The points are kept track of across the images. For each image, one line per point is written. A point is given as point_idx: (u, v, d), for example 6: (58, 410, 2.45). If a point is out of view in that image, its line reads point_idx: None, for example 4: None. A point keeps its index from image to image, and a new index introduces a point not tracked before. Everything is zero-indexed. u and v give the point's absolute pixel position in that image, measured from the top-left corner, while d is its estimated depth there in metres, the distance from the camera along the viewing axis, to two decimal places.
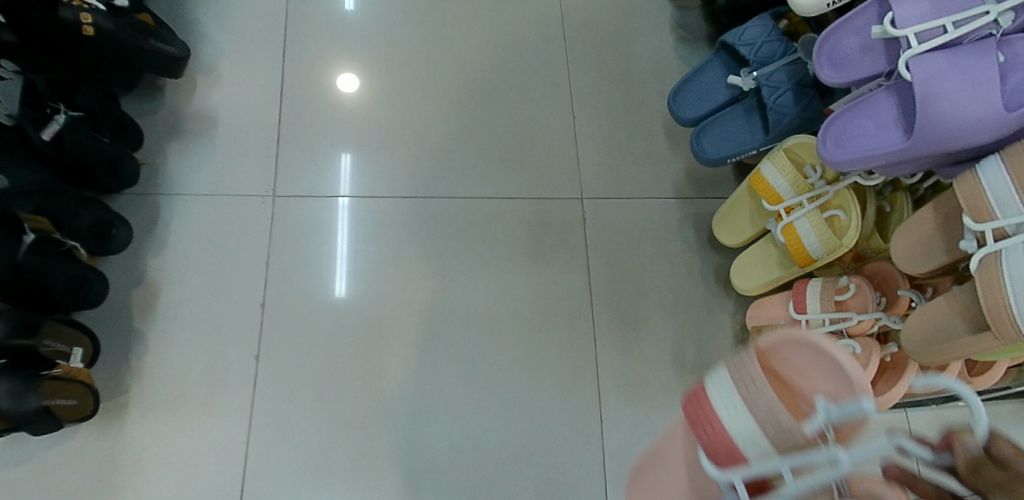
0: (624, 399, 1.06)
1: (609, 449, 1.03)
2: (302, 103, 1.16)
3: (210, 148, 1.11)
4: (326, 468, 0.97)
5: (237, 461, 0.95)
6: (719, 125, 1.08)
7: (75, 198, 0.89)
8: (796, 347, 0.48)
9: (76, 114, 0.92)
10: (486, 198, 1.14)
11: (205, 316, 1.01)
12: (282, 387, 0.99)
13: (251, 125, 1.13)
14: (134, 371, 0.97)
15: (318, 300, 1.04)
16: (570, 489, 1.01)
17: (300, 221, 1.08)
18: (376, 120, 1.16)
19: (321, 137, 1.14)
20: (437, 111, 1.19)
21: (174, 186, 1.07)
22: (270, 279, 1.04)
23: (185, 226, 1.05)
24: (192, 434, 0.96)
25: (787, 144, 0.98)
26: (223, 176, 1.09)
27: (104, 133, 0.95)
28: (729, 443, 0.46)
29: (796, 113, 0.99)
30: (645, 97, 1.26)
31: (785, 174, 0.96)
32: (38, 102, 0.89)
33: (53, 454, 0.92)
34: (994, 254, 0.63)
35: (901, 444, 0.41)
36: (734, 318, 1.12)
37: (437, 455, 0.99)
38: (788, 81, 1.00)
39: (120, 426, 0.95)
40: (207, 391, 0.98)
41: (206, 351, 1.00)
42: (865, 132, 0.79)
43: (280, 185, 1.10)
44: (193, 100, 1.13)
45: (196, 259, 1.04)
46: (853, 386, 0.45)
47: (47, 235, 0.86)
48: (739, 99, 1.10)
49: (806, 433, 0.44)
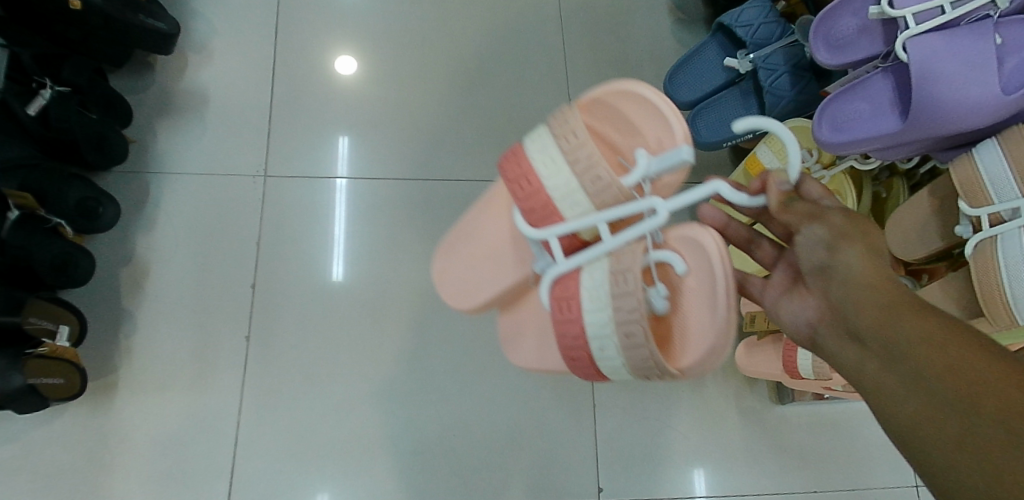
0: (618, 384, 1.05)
1: (602, 433, 1.03)
2: (295, 82, 1.14)
3: (201, 127, 1.09)
4: (318, 450, 0.97)
5: (229, 442, 0.95)
6: (715, 108, 1.07)
7: (62, 175, 0.89)
8: (629, 99, 0.54)
9: (63, 89, 0.89)
10: (482, 181, 1.13)
11: (195, 296, 1.00)
12: (273, 368, 0.99)
13: (243, 104, 1.11)
14: (124, 351, 0.96)
15: (311, 281, 1.03)
16: (562, 473, 1.01)
17: (293, 201, 1.07)
18: (371, 100, 1.15)
19: (314, 117, 1.12)
20: (433, 92, 1.17)
21: (164, 165, 1.06)
22: (262, 260, 1.03)
23: (176, 205, 1.04)
24: (181, 414, 0.95)
25: (783, 128, 0.97)
26: (214, 155, 1.08)
27: (91, 109, 0.94)
28: (547, 199, 0.54)
29: (792, 96, 0.98)
30: (642, 80, 1.25)
31: (781, 158, 0.95)
32: (24, 75, 0.88)
33: (42, 432, 0.91)
34: (989, 239, 0.63)
35: (720, 188, 0.47)
36: None
37: (429, 437, 0.99)
38: (784, 63, 0.98)
39: (109, 405, 0.94)
40: (197, 371, 0.97)
41: (197, 331, 0.99)
42: (860, 115, 0.78)
43: (273, 165, 1.09)
44: (184, 77, 1.11)
45: (186, 238, 1.03)
46: (673, 135, 0.52)
47: (32, 212, 0.85)
48: (734, 82, 1.08)
49: (625, 184, 0.52)
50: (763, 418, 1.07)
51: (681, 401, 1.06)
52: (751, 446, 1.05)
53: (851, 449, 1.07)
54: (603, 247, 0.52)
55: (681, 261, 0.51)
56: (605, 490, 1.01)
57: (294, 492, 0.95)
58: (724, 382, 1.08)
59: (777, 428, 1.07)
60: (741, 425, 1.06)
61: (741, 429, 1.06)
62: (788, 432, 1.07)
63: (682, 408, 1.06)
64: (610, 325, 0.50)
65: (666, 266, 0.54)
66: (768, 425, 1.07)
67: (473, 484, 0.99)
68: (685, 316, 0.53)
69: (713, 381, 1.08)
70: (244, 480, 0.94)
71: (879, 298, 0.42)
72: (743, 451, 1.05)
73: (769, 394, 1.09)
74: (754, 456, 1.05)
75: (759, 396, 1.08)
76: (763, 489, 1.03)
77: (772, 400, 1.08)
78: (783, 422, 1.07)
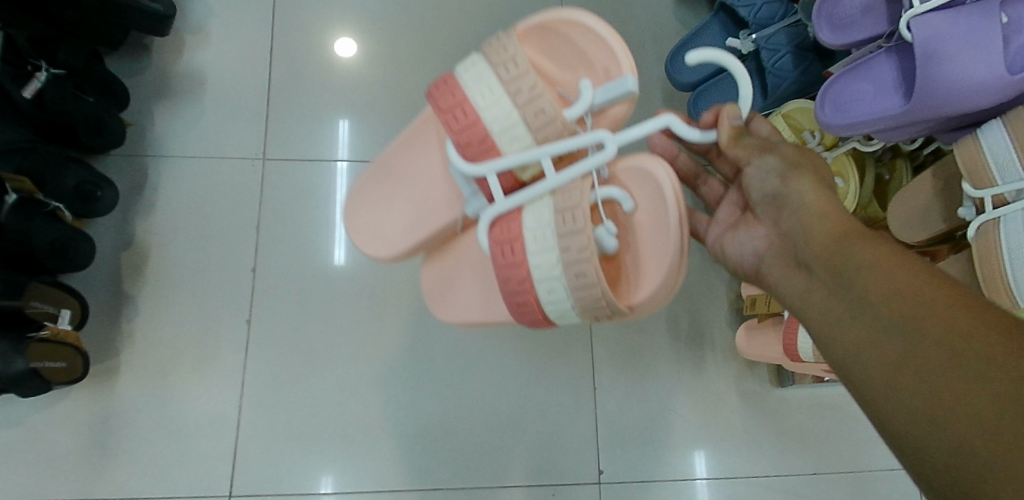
0: (618, 367, 1.06)
1: (603, 416, 1.04)
2: (293, 64, 1.13)
3: (199, 110, 1.08)
4: (320, 433, 0.97)
5: (231, 425, 0.96)
6: (717, 90, 1.06)
7: (58, 157, 0.88)
8: (577, 32, 0.72)
9: (59, 72, 0.88)
10: None
11: (196, 280, 1.00)
12: (274, 352, 0.99)
13: (241, 86, 1.10)
14: (125, 335, 0.97)
15: (312, 265, 1.03)
16: (562, 455, 1.01)
17: (293, 185, 1.07)
18: (370, 82, 1.14)
19: (312, 99, 1.11)
20: (433, 74, 1.16)
21: (163, 148, 1.05)
22: (262, 245, 1.03)
23: (175, 189, 1.04)
24: (184, 398, 0.96)
25: (786, 110, 0.98)
26: (212, 138, 1.07)
27: (87, 91, 0.92)
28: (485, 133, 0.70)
29: (795, 77, 0.97)
30: (644, 61, 1.23)
31: (783, 140, 0.96)
32: (18, 58, 0.85)
33: (46, 415, 0.92)
34: (992, 221, 0.62)
35: (671, 123, 0.58)
36: (729, 287, 1.12)
37: (430, 419, 1.00)
38: (787, 44, 0.97)
39: (112, 388, 0.94)
40: (198, 355, 0.98)
41: (198, 316, 0.99)
42: (864, 97, 0.77)
43: (272, 149, 1.08)
44: (180, 59, 1.10)
45: (186, 222, 1.02)
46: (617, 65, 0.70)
47: (29, 195, 0.84)
48: (737, 63, 1.07)
49: (573, 111, 0.70)
50: (763, 401, 1.08)
51: (681, 383, 1.06)
52: (751, 428, 1.06)
53: (851, 432, 1.08)
54: (549, 181, 0.67)
55: (628, 196, 0.67)
56: (605, 472, 1.02)
57: (296, 474, 0.95)
58: (724, 365, 1.08)
59: (777, 410, 1.07)
60: (741, 407, 1.07)
61: (741, 412, 1.06)
62: (788, 414, 1.07)
63: (682, 391, 1.06)
64: (560, 267, 0.65)
65: (610, 203, 0.70)
66: (768, 408, 1.07)
67: (474, 467, 0.99)
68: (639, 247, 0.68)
69: (713, 363, 1.08)
70: (246, 463, 0.95)
71: (826, 222, 0.51)
72: (742, 433, 1.05)
73: (769, 377, 1.09)
74: (754, 438, 1.06)
75: (759, 379, 1.09)
76: (761, 471, 1.04)
77: (772, 383, 1.08)
78: (783, 404, 1.08)
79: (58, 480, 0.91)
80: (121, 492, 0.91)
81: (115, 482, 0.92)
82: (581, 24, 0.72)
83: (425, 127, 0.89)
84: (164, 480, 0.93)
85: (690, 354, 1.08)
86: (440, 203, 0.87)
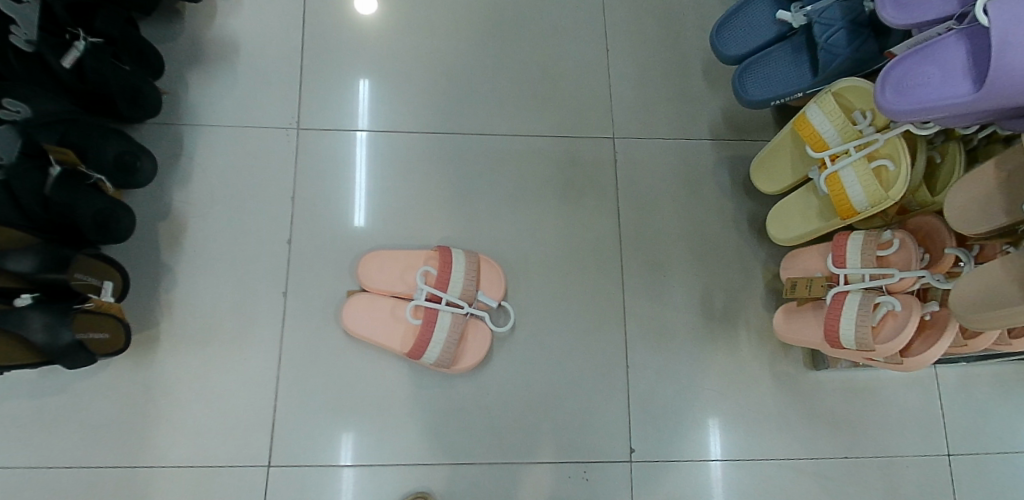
0: (652, 347, 1.05)
1: (636, 394, 1.04)
2: (324, 29, 1.10)
3: (231, 76, 1.06)
4: (355, 406, 0.98)
5: (269, 396, 0.97)
6: (764, 65, 1.02)
7: (100, 129, 0.87)
8: (491, 273, 1.02)
9: (97, 40, 0.86)
10: (516, 136, 1.10)
11: (231, 250, 1.00)
12: (310, 324, 1.00)
13: (273, 52, 1.08)
14: (164, 305, 0.97)
15: (345, 237, 1.03)
16: (595, 432, 1.02)
17: (325, 155, 1.05)
18: (401, 49, 1.11)
19: (344, 67, 1.09)
20: (466, 41, 1.13)
21: (195, 116, 1.04)
22: (296, 216, 1.02)
23: (209, 158, 1.03)
24: (222, 368, 0.97)
25: (836, 88, 0.92)
26: (243, 105, 1.05)
27: (124, 60, 0.91)
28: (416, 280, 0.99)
29: (848, 54, 0.92)
30: (685, 31, 1.19)
31: (833, 119, 0.91)
32: (56, 26, 0.84)
33: (92, 383, 0.94)
34: None
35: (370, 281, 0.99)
36: (766, 268, 1.10)
37: (464, 395, 1.00)
38: (841, 18, 0.93)
39: (154, 357, 0.96)
40: (235, 327, 0.98)
41: (234, 286, 0.99)
42: (929, 81, 0.71)
43: (306, 118, 1.06)
44: (212, 26, 1.08)
45: (220, 192, 1.02)
46: (494, 290, 1.01)
47: (72, 168, 0.83)
48: (786, 36, 1.03)
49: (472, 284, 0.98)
50: (797, 383, 1.07)
51: (714, 364, 1.06)
52: (783, 410, 1.06)
53: (883, 416, 1.08)
54: (444, 298, 0.97)
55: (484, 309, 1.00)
56: (637, 451, 1.02)
57: (332, 446, 0.97)
58: (758, 346, 1.08)
59: (810, 393, 1.07)
60: (774, 389, 1.07)
61: (774, 394, 1.06)
62: (821, 397, 1.07)
63: (715, 372, 1.06)
64: (449, 314, 0.96)
65: (479, 316, 1.01)
66: (802, 390, 1.07)
67: (508, 443, 1.00)
68: (470, 337, 1.00)
69: (748, 345, 1.07)
70: (284, 433, 0.96)
71: None
72: (775, 415, 1.06)
73: (803, 359, 1.08)
74: (786, 420, 1.06)
75: (793, 362, 1.08)
76: (793, 453, 1.05)
77: (807, 365, 1.08)
78: (816, 387, 1.07)
79: (103, 446, 0.93)
80: (163, 459, 0.93)
81: (157, 451, 0.93)
82: (493, 270, 1.02)
83: (417, 252, 1.01)
84: (204, 449, 0.94)
85: (724, 335, 1.07)
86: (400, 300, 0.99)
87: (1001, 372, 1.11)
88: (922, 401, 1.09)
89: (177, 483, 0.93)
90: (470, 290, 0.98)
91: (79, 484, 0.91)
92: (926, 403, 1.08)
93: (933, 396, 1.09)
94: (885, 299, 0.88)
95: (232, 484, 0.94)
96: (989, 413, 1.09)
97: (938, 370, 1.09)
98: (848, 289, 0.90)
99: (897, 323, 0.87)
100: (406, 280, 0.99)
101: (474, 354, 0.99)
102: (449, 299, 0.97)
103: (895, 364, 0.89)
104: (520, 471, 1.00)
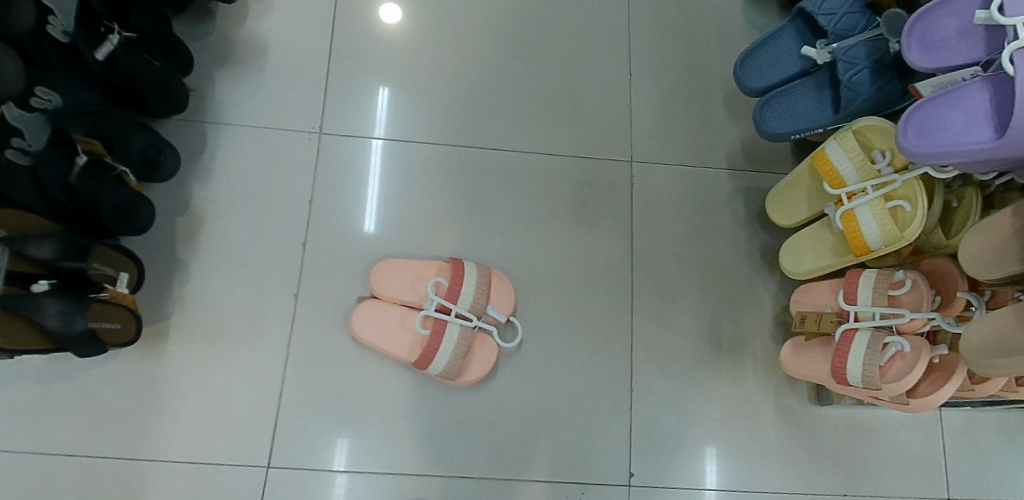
0: (657, 370, 1.05)
1: (637, 418, 1.03)
2: (353, 36, 1.11)
3: (258, 77, 1.08)
4: (356, 411, 0.98)
5: (272, 396, 0.97)
6: (787, 99, 1.03)
7: (127, 122, 0.88)
8: (501, 284, 1.02)
9: (130, 35, 0.89)
10: (534, 153, 1.11)
11: (245, 249, 1.01)
12: (319, 328, 1.00)
13: (301, 55, 1.10)
14: (176, 299, 0.98)
15: (358, 243, 1.03)
16: (594, 453, 1.02)
17: (344, 161, 1.06)
18: (426, 60, 1.12)
19: (370, 75, 1.10)
20: (490, 56, 1.14)
21: (220, 115, 1.05)
22: (312, 219, 1.03)
23: (231, 156, 1.04)
24: (228, 366, 0.97)
25: (856, 126, 0.93)
26: (268, 107, 1.07)
27: (155, 55, 0.94)
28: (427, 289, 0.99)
29: (870, 93, 0.93)
30: (709, 60, 1.20)
31: (852, 157, 0.91)
32: (93, 18, 0.86)
33: (98, 373, 0.95)
34: None
35: (382, 287, 0.99)
36: (776, 300, 1.10)
37: (466, 408, 1.00)
38: (866, 57, 0.94)
39: (162, 350, 0.96)
40: (244, 325, 0.99)
41: (247, 284, 1.00)
42: (951, 125, 0.71)
43: (328, 123, 1.07)
44: (244, 27, 1.09)
45: (239, 191, 1.03)
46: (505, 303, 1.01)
47: (99, 157, 0.86)
48: (809, 72, 1.04)
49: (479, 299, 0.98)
50: (800, 417, 1.07)
51: (718, 392, 1.06)
52: (784, 443, 1.05)
53: (884, 455, 1.07)
54: (456, 309, 0.97)
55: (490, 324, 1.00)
56: (636, 475, 1.02)
57: (332, 449, 0.96)
58: (764, 377, 1.07)
59: (813, 427, 1.07)
60: (777, 422, 1.06)
61: (776, 426, 1.06)
62: (823, 433, 1.07)
63: (718, 400, 1.06)
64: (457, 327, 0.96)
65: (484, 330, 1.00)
66: (804, 424, 1.07)
67: (508, 459, 1.00)
68: (473, 353, 0.99)
69: (753, 375, 1.07)
70: (285, 434, 0.96)
71: None
72: (776, 448, 1.05)
73: (808, 393, 1.08)
74: (787, 453, 1.05)
75: (798, 395, 1.08)
76: (792, 487, 1.04)
77: (811, 400, 1.07)
78: (819, 422, 1.07)
79: (106, 437, 0.93)
80: (164, 453, 0.93)
81: (157, 445, 0.93)
82: (501, 281, 1.02)
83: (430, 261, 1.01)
84: (203, 447, 0.94)
85: (730, 364, 1.07)
86: (409, 308, 1.00)
87: (1006, 419, 1.10)
88: (924, 443, 1.08)
89: (175, 478, 0.93)
90: (479, 303, 0.98)
91: (80, 473, 0.91)
92: (928, 445, 1.08)
93: (936, 438, 1.08)
94: (895, 339, 0.88)
95: (230, 482, 0.93)
96: (991, 460, 1.08)
97: (942, 412, 1.09)
98: (858, 327, 0.90)
99: (905, 364, 0.87)
100: (417, 290, 0.99)
101: (478, 368, 0.98)
102: (458, 311, 0.97)
103: (900, 404, 0.89)
104: (517, 489, 0.99)
